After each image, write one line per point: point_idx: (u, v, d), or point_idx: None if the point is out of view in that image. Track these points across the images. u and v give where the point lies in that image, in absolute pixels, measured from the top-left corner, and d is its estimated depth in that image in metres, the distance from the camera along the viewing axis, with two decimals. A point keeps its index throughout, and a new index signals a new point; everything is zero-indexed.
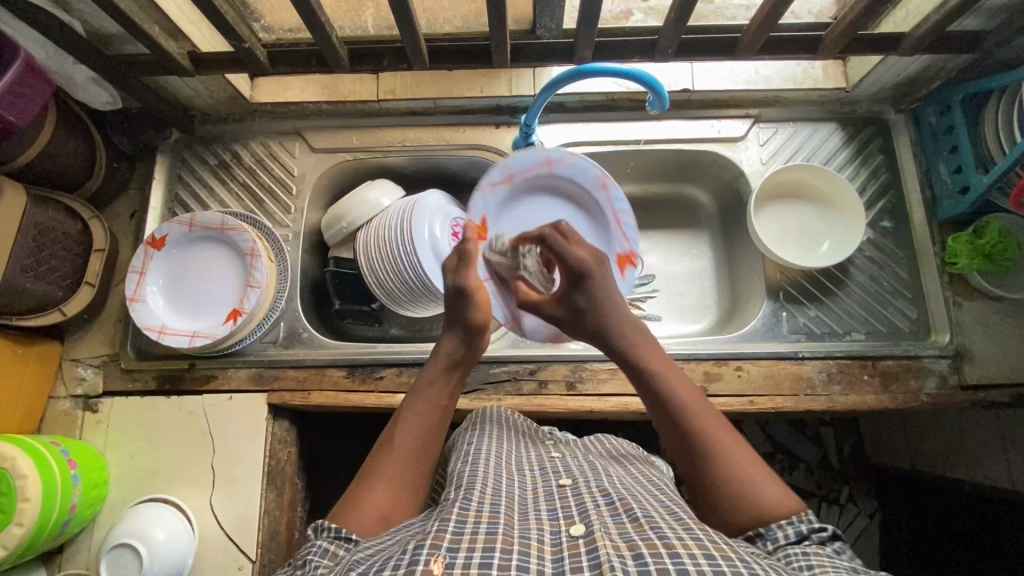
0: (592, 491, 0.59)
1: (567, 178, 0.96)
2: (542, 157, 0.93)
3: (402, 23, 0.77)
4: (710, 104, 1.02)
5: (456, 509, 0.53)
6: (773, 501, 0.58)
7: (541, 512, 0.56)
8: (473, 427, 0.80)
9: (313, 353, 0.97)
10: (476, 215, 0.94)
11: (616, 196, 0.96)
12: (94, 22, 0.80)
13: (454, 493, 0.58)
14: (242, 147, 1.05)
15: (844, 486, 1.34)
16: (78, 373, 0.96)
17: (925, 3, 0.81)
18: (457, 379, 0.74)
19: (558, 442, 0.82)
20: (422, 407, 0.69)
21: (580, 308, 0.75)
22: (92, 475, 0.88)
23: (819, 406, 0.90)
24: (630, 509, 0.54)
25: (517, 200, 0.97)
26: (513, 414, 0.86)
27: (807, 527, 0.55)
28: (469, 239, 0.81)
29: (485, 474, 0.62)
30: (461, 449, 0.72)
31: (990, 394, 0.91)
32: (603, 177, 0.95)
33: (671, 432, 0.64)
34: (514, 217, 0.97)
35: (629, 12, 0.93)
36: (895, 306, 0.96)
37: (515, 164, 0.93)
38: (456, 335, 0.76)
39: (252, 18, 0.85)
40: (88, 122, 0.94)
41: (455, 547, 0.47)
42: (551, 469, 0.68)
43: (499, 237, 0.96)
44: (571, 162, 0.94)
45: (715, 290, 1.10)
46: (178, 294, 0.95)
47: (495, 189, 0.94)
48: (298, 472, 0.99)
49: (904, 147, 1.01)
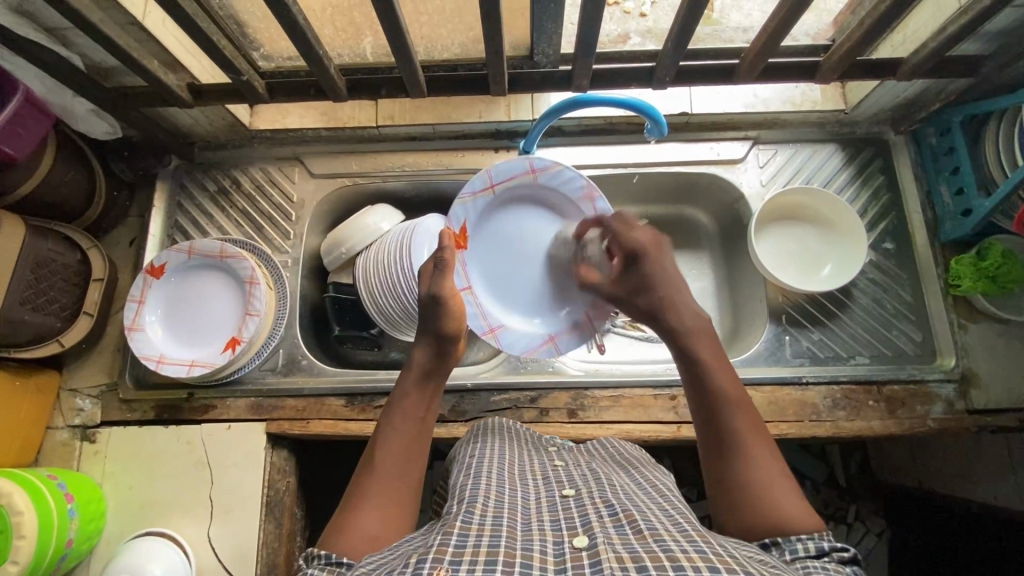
0: (595, 503, 0.58)
1: (552, 188, 0.94)
2: (528, 165, 0.91)
3: (400, 56, 0.78)
4: (709, 126, 1.02)
5: (458, 523, 0.52)
6: (794, 514, 0.57)
7: (543, 522, 0.55)
8: (475, 439, 0.78)
9: (312, 381, 0.96)
10: (456, 222, 0.91)
11: (604, 209, 0.94)
12: (92, 56, 0.80)
13: (457, 506, 0.57)
14: (242, 174, 1.05)
15: (852, 504, 1.29)
16: (76, 404, 0.95)
17: (923, 27, 0.82)
18: (435, 387, 0.74)
19: (560, 449, 0.80)
20: (399, 424, 0.69)
21: (637, 286, 0.78)
22: (88, 508, 0.86)
23: (824, 432, 0.89)
24: (634, 520, 0.53)
25: (500, 208, 0.94)
26: (516, 425, 0.85)
27: (827, 545, 0.54)
28: (446, 247, 0.80)
29: (488, 486, 0.61)
30: (464, 460, 0.71)
31: (999, 419, 0.90)
32: (590, 189, 0.93)
33: (707, 424, 0.65)
34: (497, 226, 0.94)
35: (628, 36, 0.94)
36: (899, 329, 0.95)
37: (496, 173, 0.90)
38: (427, 342, 0.76)
39: (251, 47, 0.85)
40: (87, 152, 0.94)
41: (457, 559, 0.46)
42: (554, 480, 0.67)
43: (478, 243, 0.94)
44: (557, 172, 0.92)
45: (717, 311, 1.09)
46: (174, 313, 0.95)
47: (477, 197, 0.91)
48: (298, 501, 0.99)
49: (905, 168, 1.00)
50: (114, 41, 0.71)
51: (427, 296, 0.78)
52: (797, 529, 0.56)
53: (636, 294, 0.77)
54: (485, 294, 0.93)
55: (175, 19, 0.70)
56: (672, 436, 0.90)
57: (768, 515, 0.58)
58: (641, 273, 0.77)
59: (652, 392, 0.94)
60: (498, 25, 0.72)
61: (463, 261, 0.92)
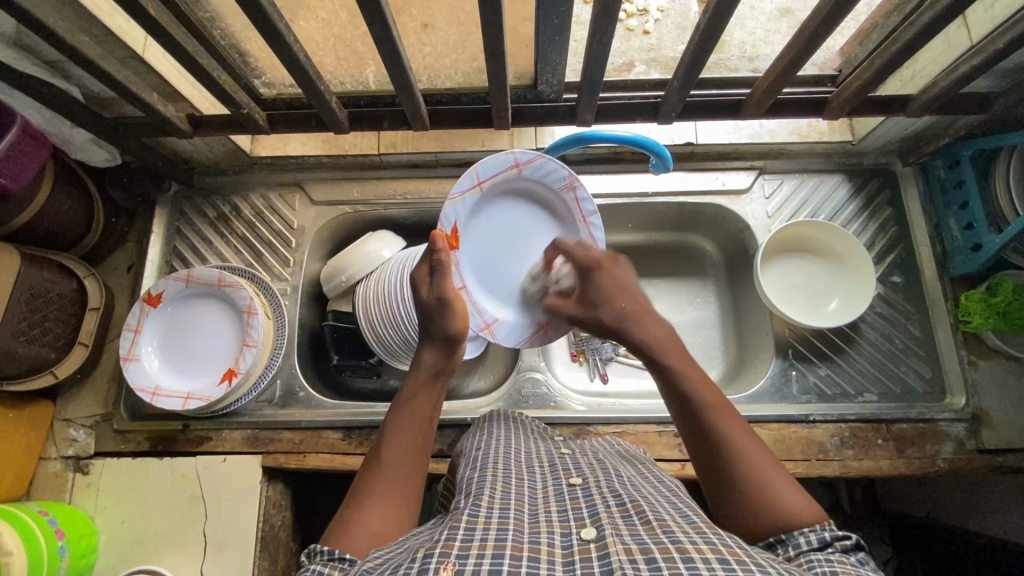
0: (603, 493, 0.54)
1: (534, 180, 0.86)
2: (511, 160, 0.82)
3: (403, 92, 0.77)
4: (714, 157, 1.01)
5: (465, 516, 0.48)
6: (796, 506, 0.54)
7: (551, 513, 0.51)
8: (479, 431, 0.74)
9: (310, 413, 0.94)
10: (448, 224, 0.82)
11: (586, 199, 0.86)
12: (92, 87, 0.80)
13: (464, 500, 0.53)
14: (242, 200, 1.04)
15: (857, 531, 1.20)
16: (69, 434, 0.94)
17: (933, 64, 0.81)
18: (441, 394, 0.70)
19: (563, 439, 0.77)
20: (405, 420, 0.66)
21: (598, 297, 0.75)
22: (80, 543, 0.85)
23: (832, 472, 0.87)
24: (642, 511, 0.49)
25: (492, 204, 0.86)
26: (522, 416, 0.82)
27: (831, 535, 0.51)
28: (440, 249, 0.73)
29: (494, 478, 0.57)
30: (469, 454, 0.67)
31: (1010, 459, 0.88)
32: (573, 178, 0.85)
33: (690, 424, 0.62)
34: (488, 223, 0.87)
35: (632, 65, 0.91)
36: (908, 365, 0.94)
37: (484, 169, 0.81)
38: (436, 345, 0.72)
39: (253, 76, 0.84)
40: (86, 179, 0.94)
41: (464, 553, 0.42)
42: (560, 467, 0.62)
43: (468, 239, 0.86)
44: (540, 164, 0.84)
45: (722, 343, 1.07)
46: (179, 328, 0.94)
47: (466, 197, 0.82)
48: (292, 536, 0.97)
49: (913, 200, 0.98)
50: (112, 75, 0.71)
51: (432, 300, 0.73)
52: (797, 522, 0.53)
53: (596, 308, 0.74)
54: (477, 289, 0.88)
55: (175, 55, 0.69)
56: (677, 474, 0.89)
57: (769, 509, 0.55)
58: (605, 280, 0.75)
59: (656, 429, 0.92)
60: (502, 64, 0.71)
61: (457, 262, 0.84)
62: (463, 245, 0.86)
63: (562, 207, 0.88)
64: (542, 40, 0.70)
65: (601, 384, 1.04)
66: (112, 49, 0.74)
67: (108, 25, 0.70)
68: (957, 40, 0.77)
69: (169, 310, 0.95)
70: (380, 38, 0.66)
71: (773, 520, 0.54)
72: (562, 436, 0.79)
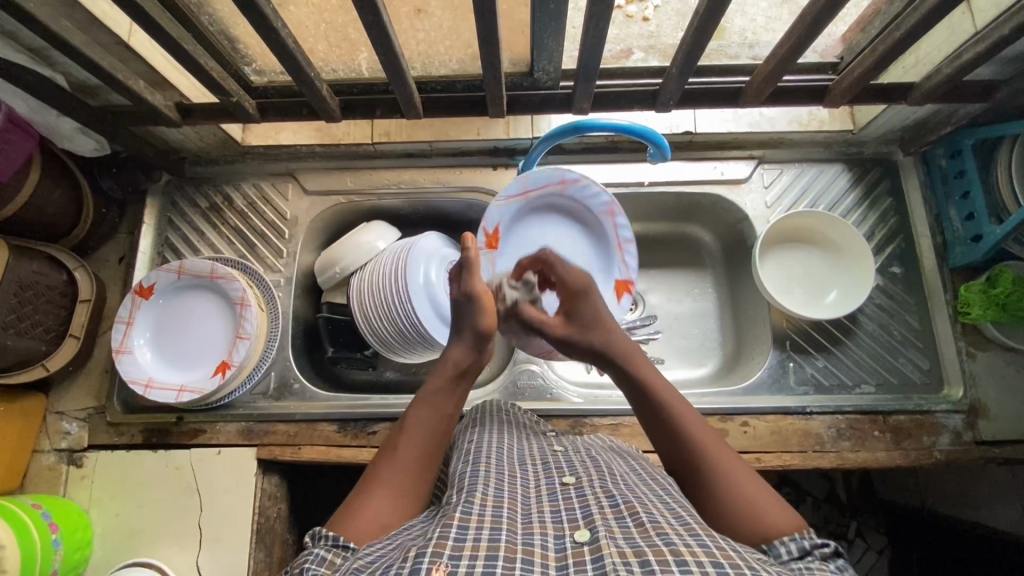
0: (597, 493, 0.53)
1: (577, 201, 0.94)
2: (558, 175, 0.92)
3: (396, 78, 0.75)
4: (713, 145, 0.99)
5: (457, 514, 0.47)
6: (773, 518, 0.52)
7: (544, 514, 0.50)
8: (472, 424, 0.74)
9: (305, 406, 0.94)
10: (491, 223, 0.93)
11: (623, 225, 0.94)
12: (77, 74, 0.78)
13: (456, 497, 0.52)
14: (234, 190, 1.03)
15: (853, 520, 1.20)
16: (62, 427, 0.93)
17: (936, 51, 0.80)
18: (464, 390, 0.69)
19: (557, 435, 0.76)
20: (426, 415, 0.64)
21: (586, 322, 0.74)
22: (74, 537, 0.84)
23: (828, 464, 0.87)
24: (635, 512, 0.48)
25: (535, 215, 0.96)
26: (515, 409, 0.81)
27: (809, 544, 0.50)
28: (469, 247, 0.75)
29: (488, 474, 0.56)
30: (462, 448, 0.66)
31: (1007, 451, 0.88)
32: (613, 205, 0.93)
33: (662, 438, 0.61)
34: (529, 234, 0.95)
35: (630, 51, 0.89)
36: (906, 357, 0.93)
37: (530, 180, 0.92)
38: (465, 344, 0.71)
39: (242, 63, 0.82)
40: (74, 169, 0.92)
41: (455, 554, 0.42)
42: (553, 466, 0.62)
43: (512, 243, 0.95)
44: (583, 185, 0.92)
45: (720, 333, 1.07)
46: (177, 319, 0.93)
47: (510, 201, 0.93)
48: (289, 528, 0.97)
49: (914, 190, 0.97)
50: (95, 61, 0.69)
51: (460, 296, 0.74)
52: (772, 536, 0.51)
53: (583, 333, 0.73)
54: None
55: (160, 42, 0.67)
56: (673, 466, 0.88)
57: (745, 524, 0.53)
58: (591, 309, 0.75)
59: None
60: (495, 50, 0.70)
61: (495, 260, 0.93)
62: (501, 246, 0.95)
63: (600, 232, 0.96)
64: (536, 25, 0.68)
65: (598, 376, 1.04)
66: (95, 36, 0.72)
67: (92, 10, 0.68)
68: (961, 26, 0.75)
69: (166, 298, 0.94)
70: (370, 23, 0.64)
71: (749, 533, 0.52)
72: (554, 431, 0.78)
